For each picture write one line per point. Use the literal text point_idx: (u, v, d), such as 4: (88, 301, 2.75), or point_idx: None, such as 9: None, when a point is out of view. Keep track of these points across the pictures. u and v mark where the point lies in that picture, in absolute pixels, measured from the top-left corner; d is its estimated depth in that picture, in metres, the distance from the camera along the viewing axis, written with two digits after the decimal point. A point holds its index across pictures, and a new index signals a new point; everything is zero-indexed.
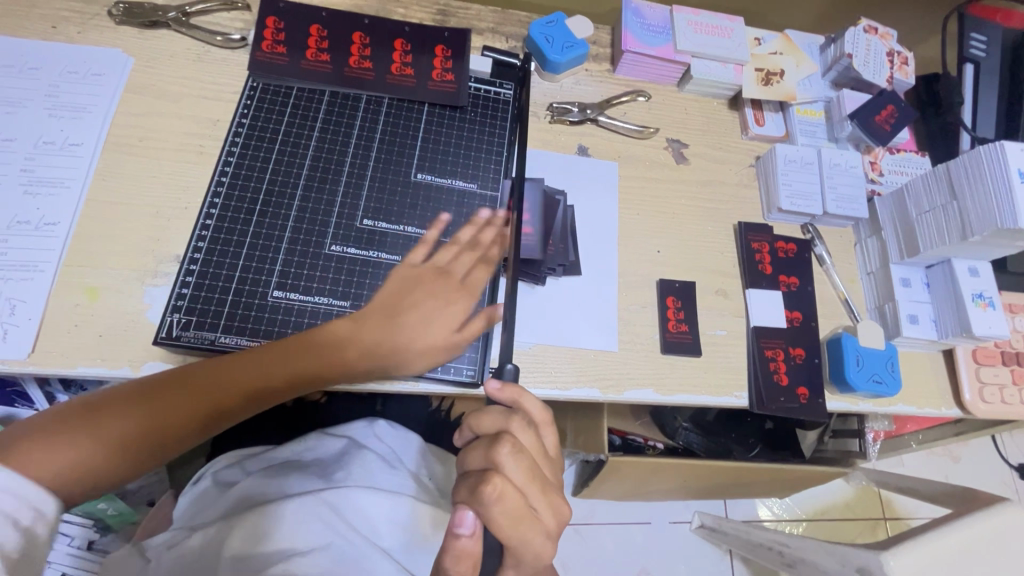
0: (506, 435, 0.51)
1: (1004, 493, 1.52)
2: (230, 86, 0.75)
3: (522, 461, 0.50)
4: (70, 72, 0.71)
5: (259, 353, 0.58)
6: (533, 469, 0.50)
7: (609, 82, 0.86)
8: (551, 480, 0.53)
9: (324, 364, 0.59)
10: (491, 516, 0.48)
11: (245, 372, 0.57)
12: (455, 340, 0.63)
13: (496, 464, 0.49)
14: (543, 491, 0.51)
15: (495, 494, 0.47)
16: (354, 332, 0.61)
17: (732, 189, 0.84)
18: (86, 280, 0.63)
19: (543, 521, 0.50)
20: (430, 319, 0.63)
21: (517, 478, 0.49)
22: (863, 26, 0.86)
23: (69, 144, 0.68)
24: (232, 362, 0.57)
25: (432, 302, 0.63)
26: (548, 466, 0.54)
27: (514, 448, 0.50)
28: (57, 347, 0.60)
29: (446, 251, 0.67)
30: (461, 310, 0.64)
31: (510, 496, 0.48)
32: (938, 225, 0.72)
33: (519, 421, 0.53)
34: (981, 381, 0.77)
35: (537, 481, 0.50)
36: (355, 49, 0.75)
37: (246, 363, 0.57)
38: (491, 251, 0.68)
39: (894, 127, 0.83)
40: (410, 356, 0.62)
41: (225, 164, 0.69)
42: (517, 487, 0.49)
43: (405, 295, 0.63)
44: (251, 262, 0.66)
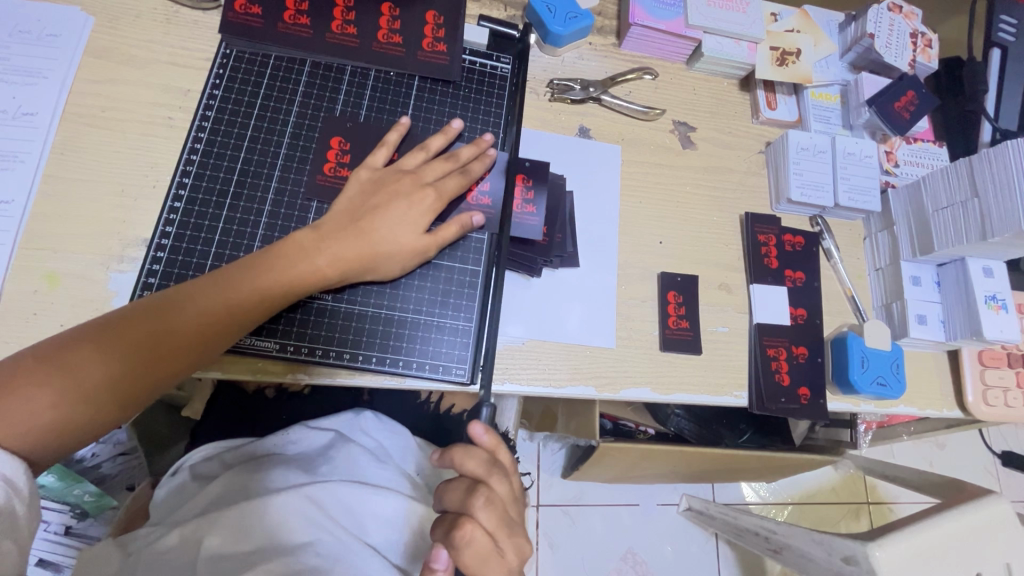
0: (482, 485, 0.50)
1: (986, 480, 1.54)
2: (202, 52, 0.68)
3: (496, 511, 0.50)
4: (22, 32, 0.65)
5: (213, 278, 0.54)
6: (506, 517, 0.50)
7: (614, 57, 0.80)
8: (520, 519, 0.53)
9: (283, 278, 0.55)
10: (461, 558, 0.48)
11: (234, 291, 0.54)
12: (421, 245, 0.61)
13: (470, 511, 0.49)
14: (513, 534, 0.51)
15: (464, 539, 0.48)
16: (319, 240, 0.57)
17: (740, 177, 0.80)
18: (44, 264, 0.58)
19: (509, 560, 0.51)
20: (395, 222, 0.59)
21: (489, 525, 0.49)
22: (887, 4, 0.81)
23: (23, 113, 0.62)
24: (186, 296, 0.53)
25: (399, 207, 0.60)
26: (519, 508, 0.54)
27: (488, 500, 0.49)
28: (16, 338, 0.55)
29: (417, 158, 0.64)
30: (427, 212, 0.61)
31: (480, 541, 0.49)
32: (956, 223, 0.69)
33: (499, 471, 0.52)
34: (985, 384, 0.75)
35: (508, 527, 0.50)
36: (338, 12, 0.69)
37: (238, 272, 0.55)
38: (470, 166, 0.65)
39: (913, 115, 0.78)
40: (378, 261, 0.59)
41: (196, 140, 0.64)
42: (489, 533, 0.49)
43: (369, 198, 0.60)
44: (224, 249, 0.61)
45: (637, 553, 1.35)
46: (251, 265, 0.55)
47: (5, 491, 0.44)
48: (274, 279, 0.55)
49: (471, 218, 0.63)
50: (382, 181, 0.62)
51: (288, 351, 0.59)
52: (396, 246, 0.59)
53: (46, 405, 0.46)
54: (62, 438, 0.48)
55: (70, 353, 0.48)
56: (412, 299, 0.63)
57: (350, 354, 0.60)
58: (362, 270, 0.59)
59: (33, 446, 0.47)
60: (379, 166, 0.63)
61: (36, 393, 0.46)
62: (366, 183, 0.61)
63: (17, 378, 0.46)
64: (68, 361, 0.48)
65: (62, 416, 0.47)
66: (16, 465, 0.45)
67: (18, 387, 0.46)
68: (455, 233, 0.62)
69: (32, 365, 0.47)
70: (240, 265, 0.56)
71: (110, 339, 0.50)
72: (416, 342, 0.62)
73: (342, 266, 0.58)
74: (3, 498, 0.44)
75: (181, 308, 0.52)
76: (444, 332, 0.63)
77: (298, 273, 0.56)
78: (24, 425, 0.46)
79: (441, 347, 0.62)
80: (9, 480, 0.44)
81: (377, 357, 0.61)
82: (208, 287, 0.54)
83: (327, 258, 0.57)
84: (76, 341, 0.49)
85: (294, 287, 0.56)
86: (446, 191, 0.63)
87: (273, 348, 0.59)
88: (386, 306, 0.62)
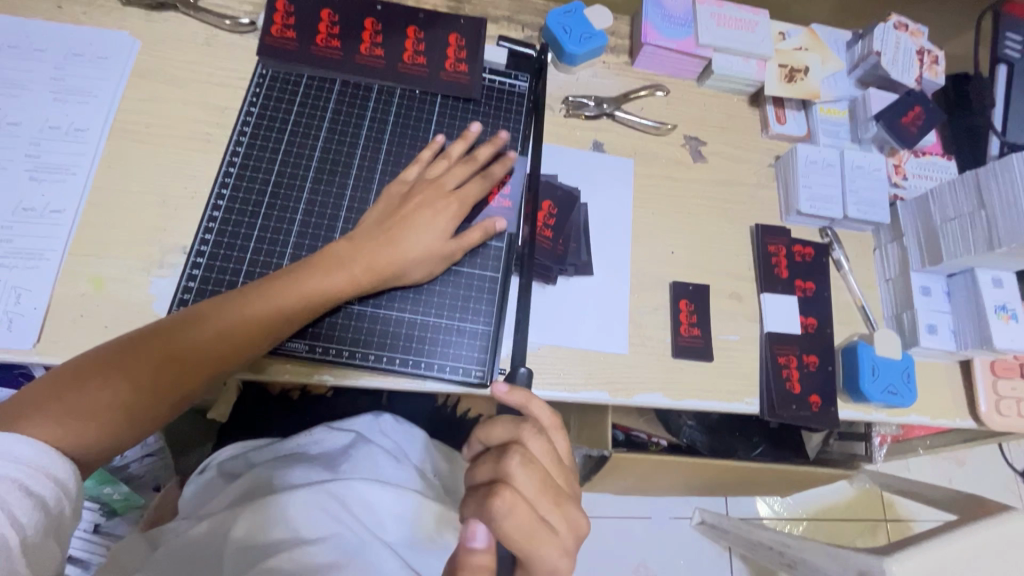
0: (517, 445, 0.51)
1: (1007, 498, 1.51)
2: (239, 72, 0.73)
3: (534, 472, 0.49)
4: (76, 55, 0.70)
5: (253, 287, 0.58)
6: (546, 480, 0.50)
7: (626, 75, 0.84)
8: (567, 488, 0.52)
9: (317, 289, 0.59)
10: (502, 528, 0.47)
11: (273, 299, 0.57)
12: (447, 249, 0.64)
13: (507, 475, 0.49)
14: (557, 501, 0.50)
15: (505, 507, 0.47)
16: (350, 251, 0.60)
17: (750, 190, 0.82)
18: (91, 270, 0.62)
19: (560, 535, 0.49)
20: (421, 231, 0.62)
21: (530, 490, 0.49)
22: (893, 23, 0.83)
23: (75, 129, 0.67)
24: (230, 303, 0.56)
25: (425, 216, 0.63)
26: (563, 475, 0.52)
27: (525, 458, 0.49)
28: (64, 338, 0.59)
29: (440, 166, 0.67)
30: (452, 220, 0.64)
31: (521, 509, 0.48)
32: (963, 233, 0.71)
33: (529, 428, 0.52)
34: (998, 394, 0.75)
35: (552, 492, 0.50)
36: (366, 35, 0.73)
37: (275, 281, 0.58)
38: (494, 172, 0.68)
39: (920, 129, 0.80)
40: (405, 267, 0.62)
41: (233, 155, 0.68)
42: (528, 498, 0.48)
43: (397, 209, 0.64)
44: (258, 256, 0.64)
45: (650, 566, 1.35)
46: (288, 274, 0.59)
47: (56, 492, 0.46)
48: (309, 288, 0.58)
49: (494, 223, 0.66)
50: (408, 193, 0.65)
51: (317, 352, 0.62)
52: (421, 251, 0.62)
53: (100, 408, 0.50)
54: (114, 438, 0.51)
55: (122, 358, 0.51)
56: (433, 304, 0.66)
57: (374, 356, 0.63)
58: (390, 276, 0.62)
59: (84, 448, 0.49)
60: (410, 180, 0.67)
61: (92, 396, 0.49)
62: (393, 195, 0.65)
63: (78, 378, 0.50)
64: (120, 365, 0.51)
65: (116, 419, 0.50)
66: (67, 467, 0.47)
67: (76, 389, 0.49)
68: (478, 239, 0.65)
69: (88, 369, 0.50)
70: (277, 274, 0.59)
71: (158, 344, 0.53)
72: (438, 345, 0.65)
73: (374, 276, 0.61)
74: (53, 498, 0.46)
75: (226, 319, 0.55)
76: (463, 336, 0.66)
77: (328, 279, 0.59)
78: (79, 426, 0.49)
79: (461, 351, 0.65)
80: (58, 480, 0.46)
81: (400, 359, 0.63)
82: (247, 296, 0.57)
83: (360, 267, 0.60)
84: (129, 343, 0.52)
85: (329, 295, 0.59)
86: (469, 197, 0.66)
87: (303, 349, 0.62)
88: (408, 310, 0.65)
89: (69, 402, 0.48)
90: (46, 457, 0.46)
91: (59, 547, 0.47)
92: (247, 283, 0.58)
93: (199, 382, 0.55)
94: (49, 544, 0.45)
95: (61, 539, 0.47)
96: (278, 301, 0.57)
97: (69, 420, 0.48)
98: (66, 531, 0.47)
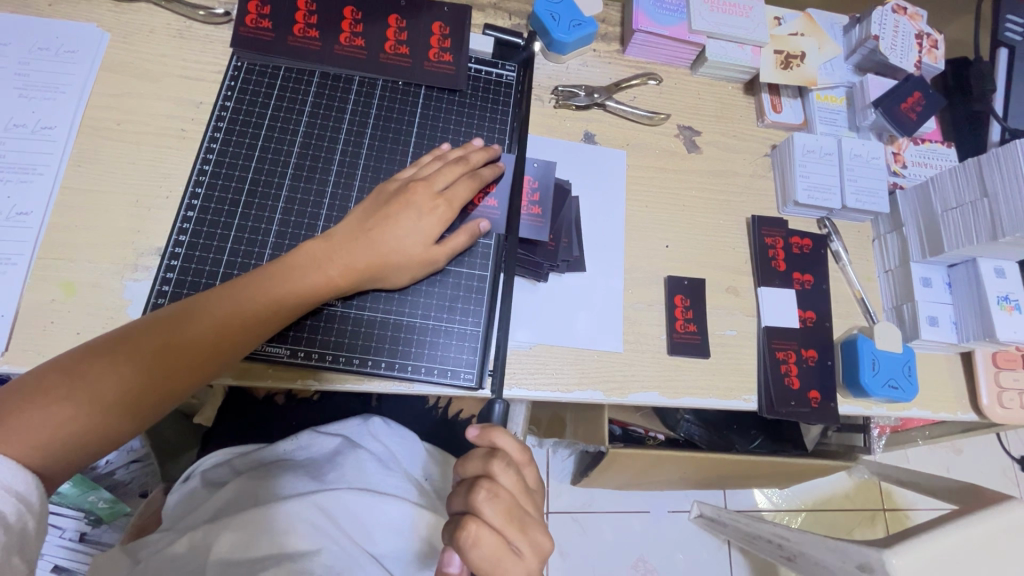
0: (484, 479, 0.49)
1: (1005, 486, 1.50)
2: (214, 66, 0.70)
3: (499, 505, 0.48)
4: (41, 49, 0.66)
5: (231, 288, 0.56)
6: (512, 510, 0.49)
7: (617, 63, 0.81)
8: (535, 514, 0.51)
9: (297, 289, 0.57)
10: (471, 559, 0.47)
11: (252, 301, 0.55)
12: (432, 253, 0.61)
13: (474, 508, 0.48)
14: (523, 530, 0.49)
15: (470, 539, 0.47)
16: (332, 251, 0.58)
17: (746, 180, 0.80)
18: (61, 274, 0.60)
19: (525, 559, 0.48)
20: (405, 231, 0.60)
21: (496, 521, 0.48)
22: (890, 7, 0.81)
23: (42, 127, 0.64)
24: (206, 304, 0.54)
25: (410, 217, 0.60)
26: (533, 501, 0.51)
27: (490, 492, 0.48)
28: (33, 346, 0.57)
29: (431, 166, 0.64)
30: (440, 221, 0.61)
31: (487, 540, 0.47)
32: (965, 223, 0.69)
33: (501, 461, 0.50)
34: (1000, 386, 0.74)
35: (518, 520, 0.48)
36: (346, 25, 0.70)
37: (253, 282, 0.56)
38: (481, 170, 0.65)
39: (919, 116, 0.78)
40: (390, 268, 0.60)
41: (207, 151, 0.65)
42: (496, 530, 0.48)
43: (382, 207, 0.61)
44: (235, 257, 0.62)
45: (648, 561, 1.34)
46: (268, 275, 0.56)
47: (17, 508, 0.44)
48: (289, 288, 0.56)
49: (479, 225, 0.64)
50: (394, 191, 0.62)
51: (299, 356, 0.60)
52: (406, 255, 0.60)
53: (67, 417, 0.47)
54: (82, 448, 0.48)
55: (91, 364, 0.49)
56: (419, 305, 0.64)
57: (359, 360, 0.61)
58: (373, 276, 0.60)
59: (52, 460, 0.47)
60: (399, 179, 0.64)
61: (59, 405, 0.47)
62: (380, 194, 0.62)
63: (42, 388, 0.47)
64: (89, 371, 0.49)
65: (84, 430, 0.48)
66: (30, 480, 0.45)
67: (42, 398, 0.47)
68: (464, 242, 0.63)
69: (55, 378, 0.48)
70: (256, 274, 0.57)
71: (130, 349, 0.50)
72: (424, 347, 0.63)
73: (357, 275, 0.59)
74: (15, 514, 0.44)
75: (201, 322, 0.53)
76: (452, 337, 0.63)
77: (309, 282, 0.57)
78: (45, 438, 0.46)
79: (449, 352, 0.63)
80: (19, 495, 0.44)
81: (385, 362, 0.61)
82: (224, 298, 0.55)
83: (343, 267, 0.58)
84: (100, 349, 0.50)
85: (310, 295, 0.57)
86: (458, 198, 0.63)
87: (284, 354, 0.60)
88: (394, 311, 0.63)
89: (34, 412, 0.46)
90: (8, 473, 0.44)
91: (24, 561, 0.45)
92: (225, 284, 0.56)
93: (173, 389, 0.52)
94: (12, 561, 0.43)
95: (26, 554, 0.45)
96: (258, 303, 0.55)
97: (34, 430, 0.46)
98: (31, 546, 0.45)
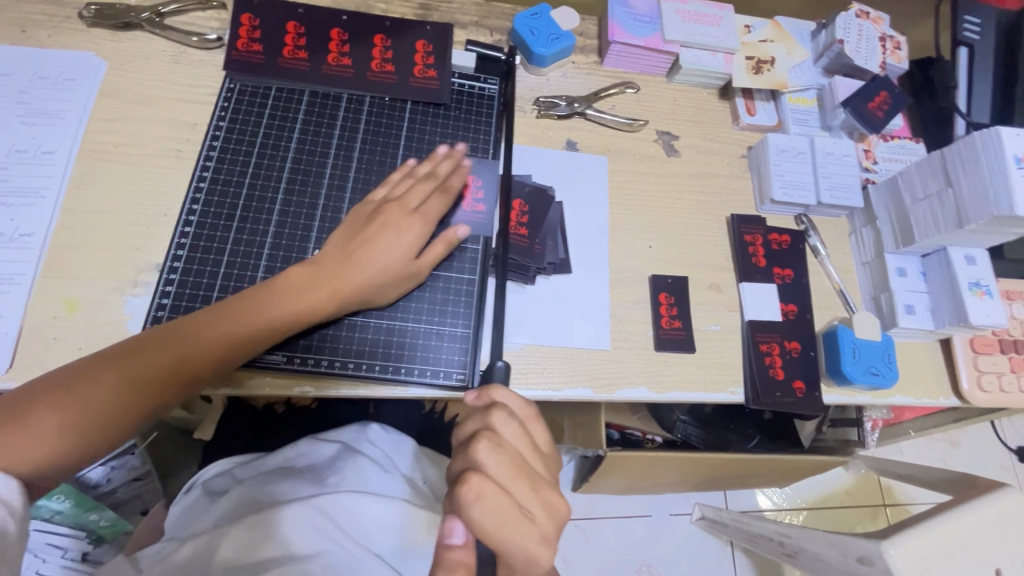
0: (486, 430, 0.49)
1: (1003, 477, 1.51)
2: (206, 88, 0.73)
3: (502, 456, 0.48)
4: (41, 78, 0.69)
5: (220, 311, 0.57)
6: (516, 464, 0.48)
7: (595, 74, 0.84)
8: (545, 475, 0.50)
9: (285, 314, 0.58)
10: (475, 518, 0.45)
11: (241, 325, 0.57)
12: (412, 269, 0.63)
13: (475, 463, 0.47)
14: (530, 485, 0.48)
15: (474, 494, 0.45)
16: (314, 276, 0.60)
17: (724, 181, 0.83)
18: (63, 291, 0.61)
19: (536, 521, 0.47)
20: (386, 252, 0.61)
21: (500, 473, 0.47)
22: (854, 11, 0.84)
23: (43, 152, 0.66)
24: (197, 327, 0.55)
25: (390, 237, 0.62)
26: (543, 463, 0.51)
27: (492, 442, 0.48)
28: (37, 363, 0.58)
29: (403, 184, 0.66)
30: (418, 237, 0.63)
31: (491, 495, 0.46)
32: (933, 213, 0.71)
33: (503, 416, 0.50)
34: (979, 370, 0.76)
35: (524, 475, 0.48)
36: (334, 45, 0.73)
37: (239, 307, 0.57)
38: (450, 181, 0.67)
39: (887, 114, 0.81)
40: (373, 290, 0.61)
41: (203, 169, 0.68)
42: (499, 485, 0.47)
43: (360, 231, 0.62)
44: (232, 269, 0.64)
45: (652, 565, 1.34)
46: (257, 300, 0.58)
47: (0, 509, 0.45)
48: (275, 313, 0.58)
49: (456, 232, 0.65)
50: (372, 214, 0.64)
51: (295, 363, 0.62)
52: (387, 275, 0.62)
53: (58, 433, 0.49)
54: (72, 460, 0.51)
55: (85, 383, 0.51)
56: (411, 310, 0.66)
57: (353, 364, 0.63)
58: (357, 299, 0.61)
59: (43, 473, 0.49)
60: (374, 200, 0.65)
61: (51, 422, 0.49)
62: (354, 219, 0.64)
63: (22, 407, 0.49)
64: (83, 389, 0.51)
65: (65, 447, 0.50)
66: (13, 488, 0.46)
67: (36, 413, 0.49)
68: (442, 251, 0.65)
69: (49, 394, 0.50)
70: (244, 298, 0.58)
71: (123, 369, 0.52)
72: (417, 350, 0.65)
73: (341, 298, 0.60)
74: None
75: (186, 347, 0.55)
76: (443, 339, 0.65)
77: (293, 308, 0.58)
78: (36, 452, 0.48)
79: (441, 354, 0.65)
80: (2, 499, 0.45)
81: (380, 365, 0.63)
82: (215, 321, 0.56)
83: (325, 292, 0.59)
84: (94, 366, 0.52)
85: (296, 319, 0.59)
86: (431, 215, 0.65)
87: (281, 361, 0.62)
88: (386, 316, 0.65)
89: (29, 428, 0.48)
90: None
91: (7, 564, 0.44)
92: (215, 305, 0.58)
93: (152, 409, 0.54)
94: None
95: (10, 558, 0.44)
96: (245, 326, 0.57)
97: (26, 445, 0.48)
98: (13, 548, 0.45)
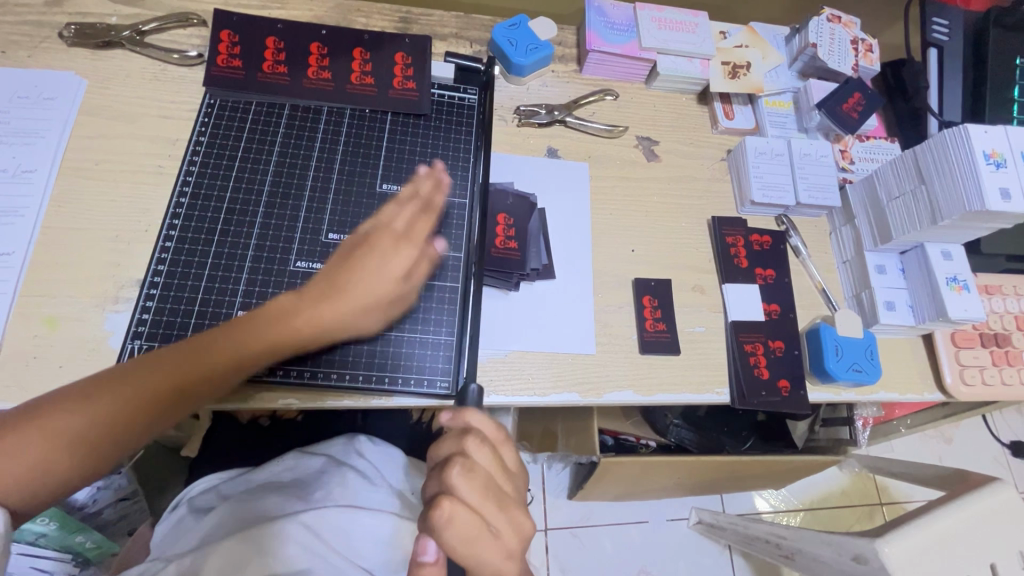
0: (459, 455, 0.49)
1: (998, 472, 1.52)
2: (187, 104, 0.73)
3: (475, 481, 0.48)
4: (21, 97, 0.70)
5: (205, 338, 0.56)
6: (488, 488, 0.48)
7: (575, 82, 0.86)
8: (515, 495, 0.50)
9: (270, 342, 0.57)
10: (446, 541, 0.45)
11: (225, 349, 0.56)
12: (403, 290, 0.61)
13: (448, 488, 0.47)
14: (500, 507, 0.48)
15: (445, 519, 0.45)
16: (298, 304, 0.58)
17: (705, 184, 0.84)
18: (43, 310, 0.61)
19: (503, 539, 0.47)
20: (373, 276, 0.59)
21: (472, 498, 0.47)
22: (826, 16, 0.86)
23: (23, 170, 0.66)
24: (183, 352, 0.55)
25: (376, 261, 0.59)
26: (513, 483, 0.51)
27: (465, 468, 0.48)
28: (16, 382, 0.58)
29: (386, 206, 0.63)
30: (407, 259, 0.60)
31: (462, 519, 0.46)
32: (908, 210, 0.73)
33: (476, 439, 0.50)
34: (961, 363, 0.77)
35: (495, 498, 0.48)
36: (313, 60, 0.74)
37: (222, 335, 0.56)
38: (433, 199, 0.64)
39: (861, 115, 0.83)
40: (361, 317, 0.59)
41: (183, 183, 0.68)
42: (472, 508, 0.47)
43: (345, 261, 0.59)
44: (212, 283, 0.64)
45: (651, 572, 1.33)
46: (240, 327, 0.56)
47: None
48: (261, 343, 0.57)
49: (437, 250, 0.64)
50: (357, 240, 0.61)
51: (278, 375, 0.61)
52: (376, 299, 0.59)
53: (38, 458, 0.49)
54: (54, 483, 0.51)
55: (70, 406, 0.51)
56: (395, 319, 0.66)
57: (336, 376, 0.62)
58: (344, 327, 0.59)
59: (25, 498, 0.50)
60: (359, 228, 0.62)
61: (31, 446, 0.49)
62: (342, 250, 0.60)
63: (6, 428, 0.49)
64: (65, 413, 0.50)
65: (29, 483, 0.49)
66: None
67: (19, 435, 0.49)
68: (426, 268, 0.63)
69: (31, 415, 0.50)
70: (227, 326, 0.57)
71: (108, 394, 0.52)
72: (402, 359, 0.64)
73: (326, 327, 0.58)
74: None
75: (152, 381, 0.53)
76: (426, 347, 0.65)
77: (269, 341, 0.57)
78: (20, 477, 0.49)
79: (425, 362, 0.65)
80: None
81: (363, 376, 0.63)
82: (201, 345, 0.55)
83: (310, 321, 0.58)
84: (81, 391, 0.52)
85: (280, 346, 0.57)
86: (419, 234, 0.62)
87: (262, 373, 0.61)
88: None
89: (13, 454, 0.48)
90: None
91: None
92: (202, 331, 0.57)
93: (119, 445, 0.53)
94: None
95: None
96: (230, 353, 0.56)
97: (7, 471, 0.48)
98: None
